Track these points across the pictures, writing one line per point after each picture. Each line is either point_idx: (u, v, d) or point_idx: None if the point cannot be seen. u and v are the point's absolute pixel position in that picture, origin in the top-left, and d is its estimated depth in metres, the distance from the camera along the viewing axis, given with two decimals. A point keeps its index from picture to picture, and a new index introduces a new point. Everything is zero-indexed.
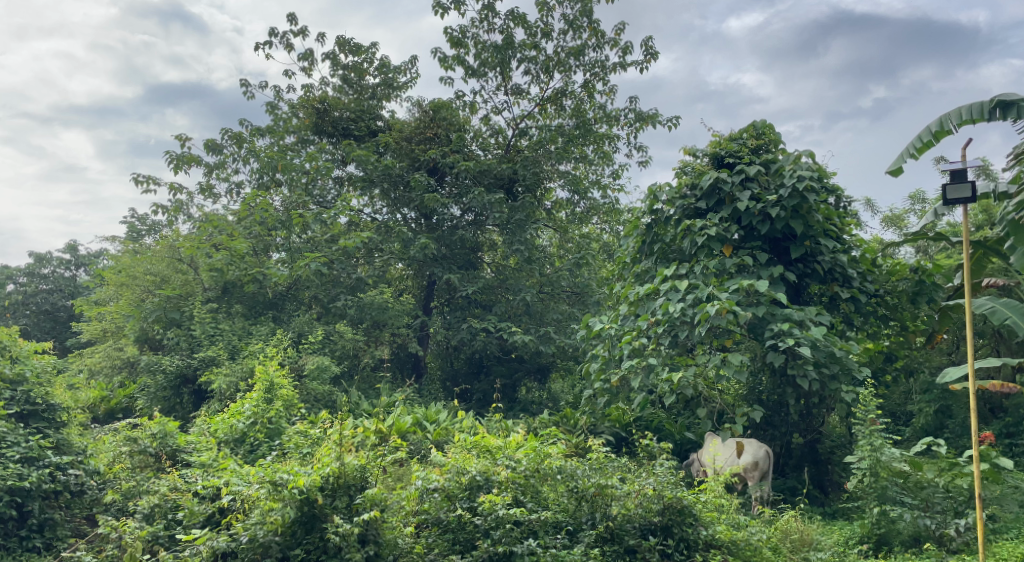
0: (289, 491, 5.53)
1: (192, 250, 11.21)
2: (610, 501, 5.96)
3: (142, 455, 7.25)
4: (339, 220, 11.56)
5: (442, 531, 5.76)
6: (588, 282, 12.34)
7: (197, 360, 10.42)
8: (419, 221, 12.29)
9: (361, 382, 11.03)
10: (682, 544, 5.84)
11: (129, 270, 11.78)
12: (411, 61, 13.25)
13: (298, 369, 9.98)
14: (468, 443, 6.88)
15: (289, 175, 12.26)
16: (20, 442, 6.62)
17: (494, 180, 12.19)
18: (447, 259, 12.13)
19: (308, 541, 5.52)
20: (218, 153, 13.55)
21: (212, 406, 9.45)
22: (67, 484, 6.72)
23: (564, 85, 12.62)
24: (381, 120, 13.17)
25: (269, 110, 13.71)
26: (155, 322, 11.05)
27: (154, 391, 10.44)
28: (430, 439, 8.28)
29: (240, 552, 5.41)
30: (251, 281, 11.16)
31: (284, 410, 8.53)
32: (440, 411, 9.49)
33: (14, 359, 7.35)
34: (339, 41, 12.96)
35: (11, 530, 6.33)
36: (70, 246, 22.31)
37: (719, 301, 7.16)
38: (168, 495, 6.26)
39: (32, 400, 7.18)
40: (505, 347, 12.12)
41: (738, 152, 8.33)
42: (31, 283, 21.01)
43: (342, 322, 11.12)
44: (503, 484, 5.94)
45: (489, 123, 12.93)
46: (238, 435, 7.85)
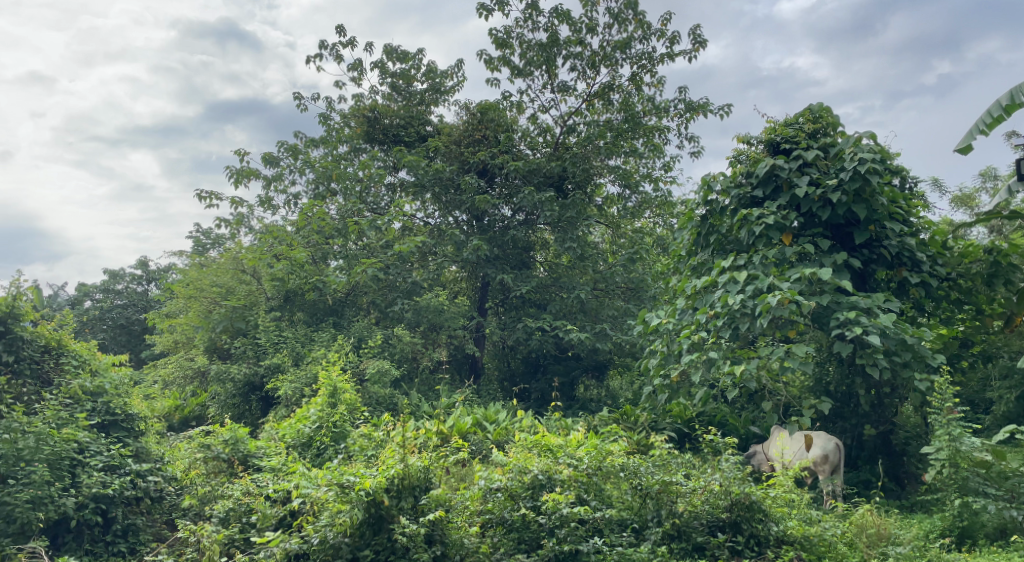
0: (356, 493, 5.65)
1: (254, 261, 11.55)
2: (676, 497, 5.84)
3: (215, 461, 7.44)
4: (393, 226, 11.74)
5: (507, 531, 5.77)
6: (643, 277, 12.20)
7: (264, 368, 10.80)
8: (471, 223, 12.38)
9: (421, 384, 11.19)
10: (754, 540, 5.73)
11: (196, 282, 12.21)
12: (457, 65, 13.35)
13: (359, 374, 10.21)
14: (529, 442, 6.92)
15: (344, 184, 12.64)
16: (102, 451, 6.97)
17: (544, 178, 12.18)
18: (500, 259, 12.17)
19: (377, 542, 5.65)
20: (276, 166, 13.93)
21: (280, 411, 9.74)
22: (147, 490, 7.05)
23: (611, 79, 12.51)
24: (430, 125, 13.33)
25: (321, 121, 14.03)
26: (223, 332, 11.61)
27: (225, 399, 10.84)
28: (490, 439, 8.32)
29: (312, 553, 5.52)
30: (311, 289, 11.42)
31: (349, 414, 8.64)
32: (499, 411, 9.52)
33: (94, 372, 7.84)
34: (386, 50, 13.16)
35: (97, 535, 6.64)
36: (142, 263, 23.25)
37: (781, 291, 6.98)
38: (241, 499, 6.48)
39: (112, 411, 7.56)
40: (561, 346, 12.03)
41: (795, 137, 8.10)
42: (107, 299, 21.98)
43: (400, 325, 11.29)
44: (566, 483, 5.93)
45: (537, 122, 12.92)
46: (305, 439, 8.09)
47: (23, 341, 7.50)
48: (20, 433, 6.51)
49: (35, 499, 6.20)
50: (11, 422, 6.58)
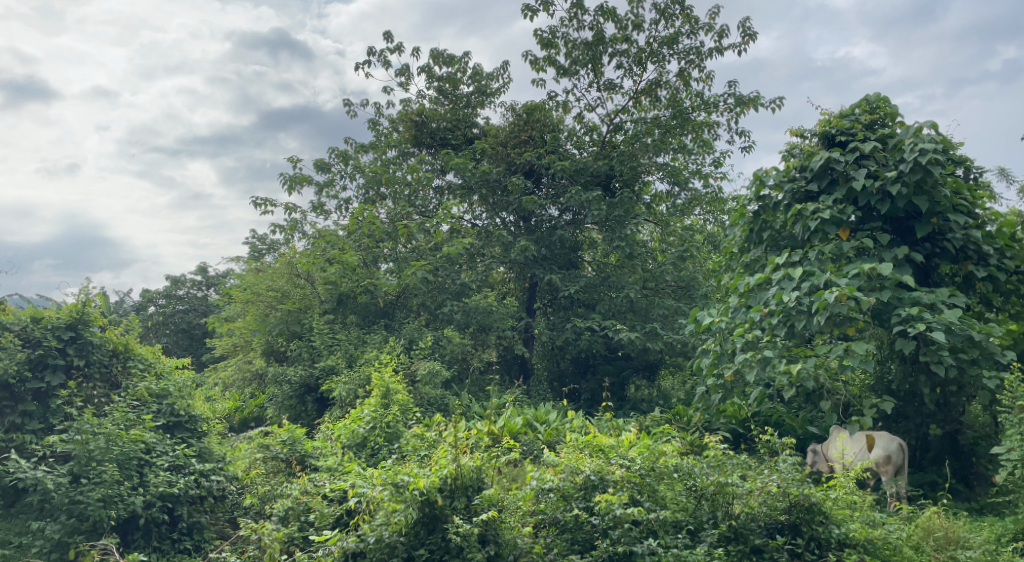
0: (410, 492, 5.70)
1: (307, 266, 11.82)
2: (732, 499, 5.75)
3: (274, 461, 7.65)
4: (441, 228, 11.86)
5: (560, 532, 5.77)
6: (693, 275, 12.05)
7: (319, 370, 11.05)
8: (518, 223, 12.43)
9: (472, 385, 11.26)
10: (814, 543, 5.57)
11: (253, 287, 12.50)
12: (502, 67, 13.40)
13: (411, 375, 10.32)
14: (581, 442, 6.91)
15: (393, 188, 12.85)
16: (168, 451, 7.24)
17: (591, 177, 12.12)
18: (548, 259, 12.16)
19: (431, 541, 5.72)
20: (327, 172, 14.23)
21: (335, 412, 9.93)
22: (210, 489, 7.27)
23: (658, 76, 12.37)
24: (476, 128, 13.41)
25: (371, 126, 14.26)
26: (279, 334, 11.89)
27: (282, 401, 11.08)
28: (542, 439, 8.32)
29: (369, 552, 5.61)
30: (362, 292, 11.71)
31: (401, 414, 8.77)
32: (550, 411, 9.50)
33: (159, 375, 8.16)
34: (433, 55, 13.31)
35: (164, 533, 6.89)
36: (201, 269, 23.99)
37: (839, 287, 6.79)
38: (300, 498, 6.63)
39: (176, 412, 7.85)
40: (610, 345, 11.95)
41: (851, 129, 7.88)
42: (169, 304, 22.74)
43: (449, 327, 11.39)
44: (619, 484, 5.86)
45: (583, 121, 12.87)
46: (360, 439, 8.18)
47: (92, 345, 7.85)
48: (91, 434, 6.81)
49: (106, 498, 6.45)
50: (83, 424, 6.89)
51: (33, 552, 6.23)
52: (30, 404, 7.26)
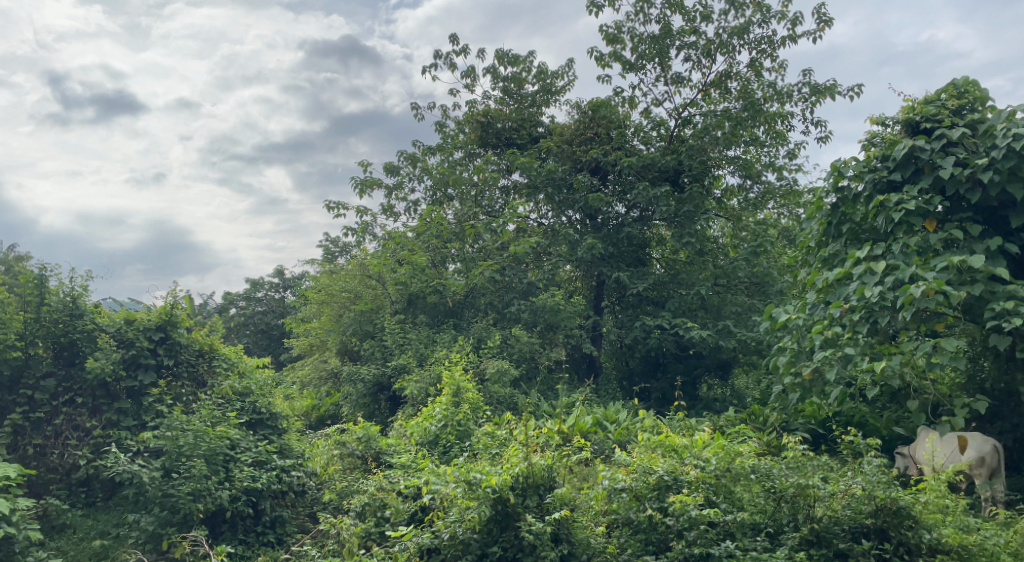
0: (483, 490, 5.80)
1: (378, 267, 12.09)
2: (813, 502, 5.55)
3: (351, 457, 7.94)
4: (508, 228, 11.88)
5: (634, 532, 5.74)
6: (768, 271, 11.70)
7: (390, 369, 11.28)
8: (584, 222, 12.36)
9: (541, 384, 11.26)
10: (902, 549, 5.31)
11: (328, 288, 12.92)
12: (567, 65, 13.35)
13: (480, 373, 10.42)
14: (652, 442, 6.84)
15: (460, 189, 13.00)
16: (251, 447, 7.58)
17: (659, 172, 11.96)
18: (616, 257, 12.04)
19: (504, 539, 5.76)
20: (396, 175, 14.50)
21: (407, 410, 10.11)
22: (291, 484, 7.55)
23: (728, 67, 12.09)
24: (542, 126, 13.41)
25: (437, 129, 14.45)
26: (353, 334, 12.22)
27: (357, 398, 11.37)
28: (612, 439, 8.21)
29: (443, 548, 5.70)
30: (431, 292, 11.90)
31: (472, 413, 8.86)
32: (620, 410, 9.38)
33: (242, 373, 8.55)
34: (498, 55, 13.38)
35: (250, 526, 7.16)
36: (278, 272, 24.83)
37: (926, 281, 6.47)
38: (376, 494, 6.78)
39: (258, 410, 8.20)
40: (681, 344, 11.70)
41: (937, 115, 7.50)
42: (249, 306, 23.62)
43: (517, 326, 11.41)
44: (694, 484, 5.79)
45: (650, 116, 12.67)
46: (432, 437, 8.34)
47: (180, 346, 8.30)
48: (181, 431, 7.19)
49: (195, 491, 6.73)
50: (173, 422, 7.29)
51: (130, 543, 6.52)
52: (124, 402, 7.70)
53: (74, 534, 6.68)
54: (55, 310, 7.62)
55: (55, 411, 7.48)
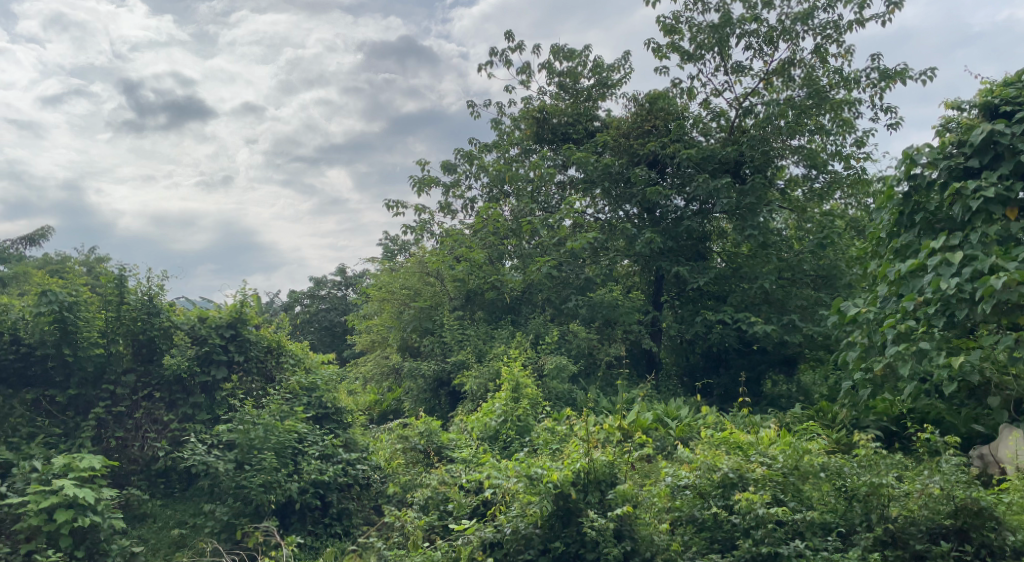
0: (544, 485, 5.83)
1: (437, 264, 12.25)
2: (888, 501, 5.39)
3: (413, 451, 8.06)
4: (565, 223, 11.82)
5: (698, 529, 5.65)
6: (835, 264, 11.35)
7: (450, 364, 11.44)
8: (643, 216, 12.20)
9: (601, 379, 11.18)
10: (984, 550, 5.07)
11: (388, 286, 13.16)
12: (624, 57, 13.21)
13: (539, 369, 10.42)
14: (716, 439, 6.72)
15: (516, 185, 13.03)
16: (318, 441, 7.82)
17: (719, 164, 11.67)
18: (674, 251, 11.87)
19: (566, 534, 5.77)
20: (453, 173, 14.64)
21: (467, 405, 10.22)
22: (357, 477, 7.78)
23: (791, 55, 11.76)
24: (598, 121, 13.31)
25: (493, 126, 14.52)
26: (413, 331, 12.48)
27: (418, 394, 11.63)
28: (673, 436, 8.06)
29: (506, 543, 5.76)
30: (490, 288, 12.03)
31: (532, 408, 8.86)
32: (681, 407, 9.19)
33: (309, 369, 8.90)
34: (554, 50, 13.34)
35: (318, 517, 7.38)
36: (340, 270, 25.38)
37: (1007, 272, 6.18)
38: (439, 487, 6.90)
39: (324, 404, 8.49)
40: (744, 340, 11.42)
41: (1018, 97, 7.14)
42: (313, 304, 24.23)
43: (575, 321, 11.41)
44: (760, 482, 5.68)
45: (710, 107, 12.42)
46: (492, 432, 8.42)
47: (250, 342, 8.62)
48: (252, 424, 7.44)
49: (266, 483, 6.98)
50: (245, 416, 7.56)
51: (206, 532, 6.79)
52: (199, 396, 8.03)
53: (155, 523, 6.98)
54: (134, 309, 7.93)
55: (135, 405, 7.84)
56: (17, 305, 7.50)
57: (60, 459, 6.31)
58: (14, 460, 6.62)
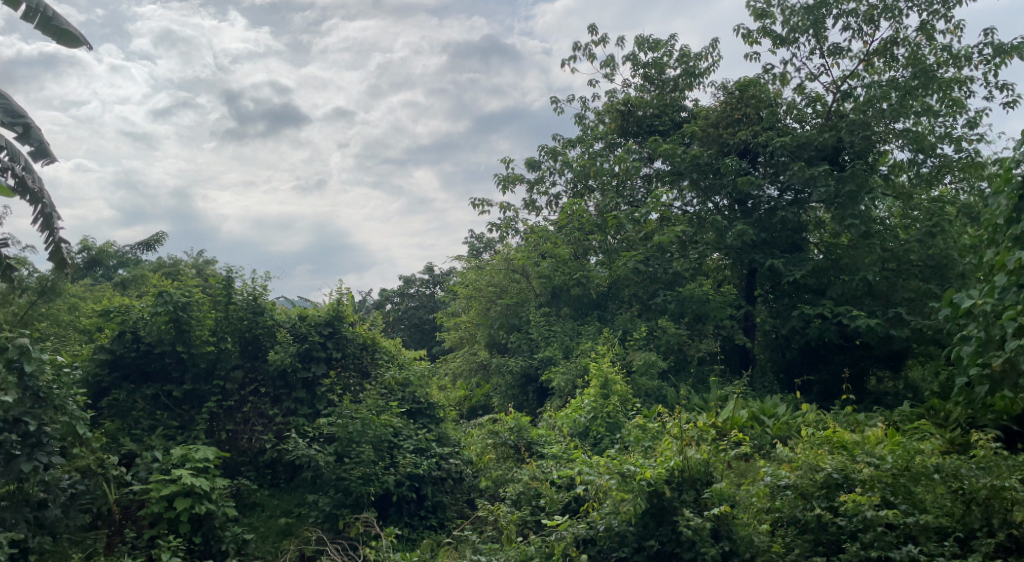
0: (638, 483, 5.76)
1: (522, 260, 12.38)
2: (1012, 505, 5.02)
3: (504, 447, 8.13)
4: (651, 217, 11.65)
5: (801, 532, 5.46)
6: (946, 253, 10.66)
7: (538, 360, 11.51)
8: (733, 207, 11.86)
9: (692, 376, 10.88)
10: None
11: (474, 283, 13.43)
12: (712, 45, 12.86)
13: (628, 366, 10.26)
14: (818, 438, 6.43)
15: (601, 180, 12.91)
16: (412, 435, 8.08)
17: (815, 151, 11.20)
18: (768, 243, 11.47)
19: (661, 533, 5.71)
20: (538, 169, 14.67)
21: (555, 402, 10.26)
22: (450, 471, 8.01)
23: (893, 34, 11.12)
24: (685, 111, 13.05)
25: (578, 121, 14.45)
26: (500, 327, 12.65)
27: (506, 389, 11.80)
28: (770, 434, 7.75)
29: (599, 539, 5.80)
30: (575, 284, 11.92)
31: (622, 405, 8.64)
32: (778, 405, 8.76)
33: (401, 365, 9.20)
34: (638, 41, 13.14)
35: (414, 510, 7.61)
36: (428, 268, 25.89)
37: None
38: (530, 483, 6.98)
39: (417, 399, 8.85)
40: (845, 334, 10.91)
41: None
42: (403, 302, 24.80)
43: (664, 317, 11.18)
44: (868, 483, 5.39)
45: (804, 92, 11.91)
46: (582, 428, 8.39)
47: (347, 340, 8.98)
48: (350, 418, 7.75)
49: (365, 475, 7.29)
50: (344, 410, 7.88)
51: (311, 522, 7.07)
52: (301, 391, 8.43)
53: (263, 512, 7.35)
54: (240, 309, 8.45)
55: (244, 400, 8.30)
56: (137, 306, 8.05)
57: (178, 450, 6.75)
58: (138, 450, 7.12)
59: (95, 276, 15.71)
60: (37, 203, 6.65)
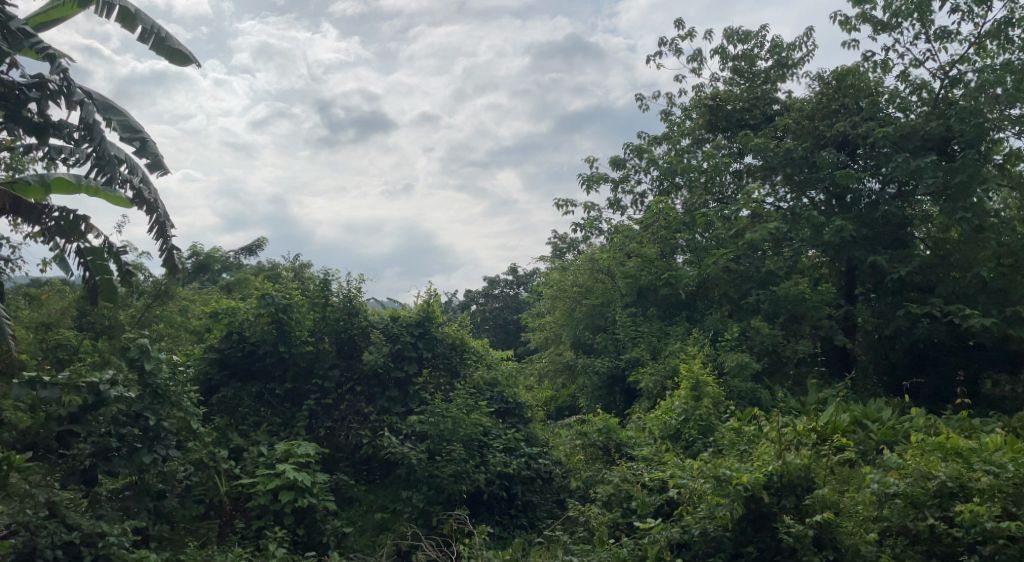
0: (734, 487, 5.55)
1: (608, 261, 12.24)
2: None
3: (593, 448, 8.07)
4: (743, 214, 11.33)
5: (912, 542, 5.21)
6: None
7: (624, 361, 11.39)
8: (831, 202, 11.35)
9: (788, 378, 10.47)
10: None
11: (560, 284, 13.49)
12: (806, 34, 12.37)
13: (719, 367, 9.95)
14: (930, 443, 6.06)
15: (689, 177, 12.64)
16: (501, 434, 8.17)
17: (922, 141, 10.58)
18: (869, 239, 10.92)
19: (759, 540, 5.58)
20: (623, 168, 14.51)
21: (644, 403, 10.13)
22: (540, 471, 8.07)
23: (1008, 14, 10.37)
24: (778, 104, 12.61)
25: (664, 118, 14.21)
26: (586, 328, 12.61)
27: (593, 390, 11.73)
28: (875, 439, 7.35)
29: (694, 544, 5.65)
30: (663, 284, 11.71)
31: (714, 407, 8.37)
32: (882, 408, 8.33)
33: (489, 365, 9.33)
34: (728, 33, 12.79)
35: (505, 509, 7.74)
36: (512, 269, 26.08)
37: None
38: (621, 485, 6.90)
39: (506, 399, 8.93)
40: (957, 335, 10.26)
41: None
42: (488, 302, 25.13)
43: (757, 317, 10.80)
44: (986, 493, 5.08)
45: (908, 79, 11.27)
46: (673, 431, 8.20)
47: (437, 340, 9.18)
48: (441, 417, 7.91)
49: (457, 473, 7.41)
50: (435, 409, 8.05)
51: (405, 517, 7.25)
52: (394, 391, 8.68)
53: (361, 507, 7.61)
54: (337, 310, 8.79)
55: (341, 398, 8.60)
56: (242, 307, 8.49)
57: (282, 446, 7.13)
58: (245, 444, 7.50)
59: (201, 280, 16.63)
60: (152, 213, 7.13)
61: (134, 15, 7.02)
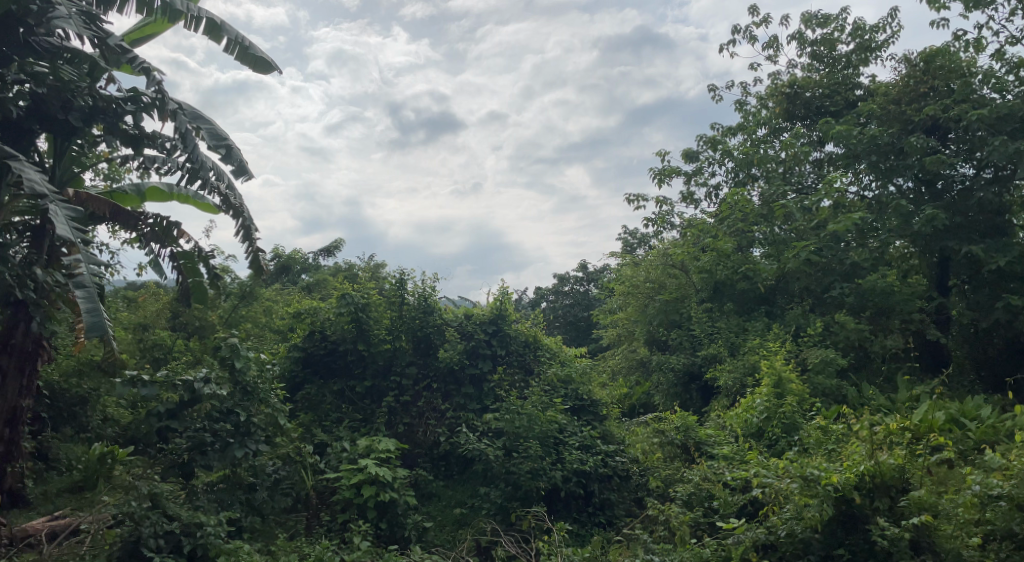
0: (823, 487, 5.38)
1: (682, 256, 11.94)
2: None
3: (671, 446, 7.94)
4: (824, 204, 10.90)
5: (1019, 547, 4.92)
6: None
7: (700, 358, 11.19)
8: (920, 190, 10.81)
9: (875, 375, 10.02)
10: None
11: (632, 279, 13.22)
12: (890, 14, 11.80)
13: (802, 364, 9.60)
14: None
15: (766, 168, 12.25)
16: (577, 432, 8.13)
17: (1021, 123, 9.93)
18: (964, 228, 10.33)
19: (851, 542, 5.35)
20: (696, 160, 14.21)
21: (722, 401, 9.90)
22: (616, 469, 7.97)
23: None
24: (860, 89, 12.09)
25: (738, 108, 13.84)
26: (659, 324, 12.40)
27: (668, 388, 11.57)
28: (974, 438, 6.96)
29: (780, 545, 5.45)
30: (740, 278, 11.30)
31: (798, 406, 8.08)
32: (981, 406, 7.87)
33: (563, 362, 9.29)
34: (805, 18, 12.34)
35: (582, 507, 7.72)
36: (582, 266, 25.90)
37: None
38: (702, 484, 6.77)
39: (580, 396, 8.87)
40: None
41: None
42: (558, 300, 25.07)
43: (842, 311, 10.31)
44: None
45: (1004, 58, 10.60)
46: (755, 429, 7.98)
47: (511, 337, 9.23)
48: (517, 414, 7.95)
49: (533, 470, 7.41)
50: (511, 405, 8.09)
51: (484, 513, 7.33)
52: (469, 388, 8.81)
53: (440, 502, 7.73)
54: (413, 309, 8.94)
55: (418, 395, 8.74)
56: (323, 307, 8.76)
57: (364, 441, 7.32)
58: (328, 440, 7.72)
59: (283, 281, 17.24)
60: (239, 218, 7.44)
61: (219, 26, 7.32)
